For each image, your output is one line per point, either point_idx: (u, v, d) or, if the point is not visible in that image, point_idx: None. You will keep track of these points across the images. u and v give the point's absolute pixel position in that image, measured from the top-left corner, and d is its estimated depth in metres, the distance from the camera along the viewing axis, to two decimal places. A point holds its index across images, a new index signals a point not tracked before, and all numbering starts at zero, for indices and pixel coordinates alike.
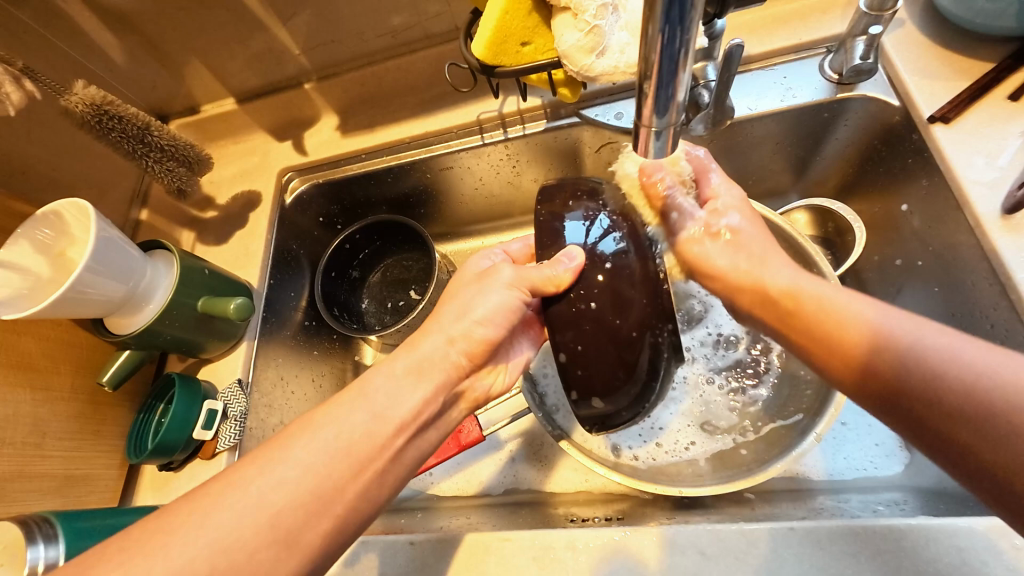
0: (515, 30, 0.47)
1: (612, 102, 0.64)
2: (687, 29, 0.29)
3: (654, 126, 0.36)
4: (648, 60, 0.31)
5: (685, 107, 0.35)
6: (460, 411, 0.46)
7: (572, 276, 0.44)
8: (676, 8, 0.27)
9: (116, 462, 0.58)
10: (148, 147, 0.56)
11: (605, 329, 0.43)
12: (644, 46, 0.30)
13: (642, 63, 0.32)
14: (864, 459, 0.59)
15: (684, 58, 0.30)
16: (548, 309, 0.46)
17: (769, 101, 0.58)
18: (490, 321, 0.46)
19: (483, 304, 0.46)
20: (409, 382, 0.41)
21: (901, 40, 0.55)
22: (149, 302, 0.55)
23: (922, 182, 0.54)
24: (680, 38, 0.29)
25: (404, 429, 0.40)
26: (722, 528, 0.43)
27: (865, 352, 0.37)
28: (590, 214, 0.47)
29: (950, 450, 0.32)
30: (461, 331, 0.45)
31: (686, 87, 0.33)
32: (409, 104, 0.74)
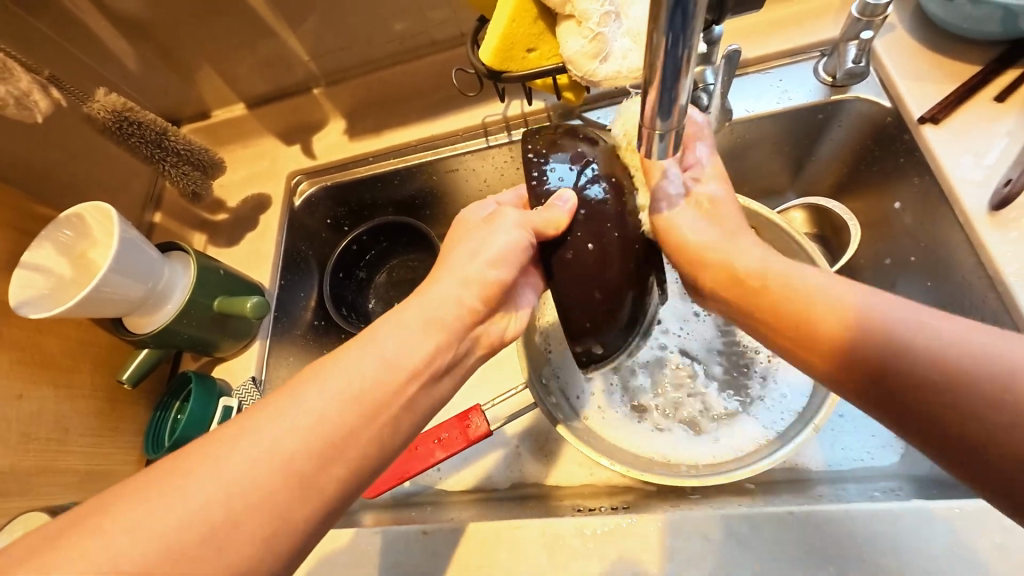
0: (521, 38, 0.49)
1: (613, 106, 0.67)
2: (689, 36, 0.31)
3: (658, 129, 0.38)
4: (653, 66, 0.33)
5: (686, 111, 0.38)
6: (477, 358, 0.45)
7: (569, 217, 0.46)
8: (681, 15, 0.29)
9: (133, 458, 0.60)
10: (165, 151, 0.58)
11: (593, 270, 0.45)
12: (649, 56, 0.33)
13: (647, 70, 0.34)
14: (861, 449, 0.61)
15: (685, 63, 0.33)
16: (547, 249, 0.47)
17: (765, 103, 0.60)
18: (497, 256, 0.45)
19: (494, 243, 0.46)
20: (430, 332, 0.41)
21: (892, 44, 0.57)
22: (167, 302, 0.56)
23: (913, 181, 0.56)
24: (683, 44, 0.31)
25: (416, 378, 0.39)
26: (725, 514, 0.45)
27: (840, 340, 0.34)
28: (578, 159, 0.48)
29: (906, 415, 0.31)
30: (469, 268, 0.45)
31: (688, 91, 0.36)
32: (415, 107, 0.76)
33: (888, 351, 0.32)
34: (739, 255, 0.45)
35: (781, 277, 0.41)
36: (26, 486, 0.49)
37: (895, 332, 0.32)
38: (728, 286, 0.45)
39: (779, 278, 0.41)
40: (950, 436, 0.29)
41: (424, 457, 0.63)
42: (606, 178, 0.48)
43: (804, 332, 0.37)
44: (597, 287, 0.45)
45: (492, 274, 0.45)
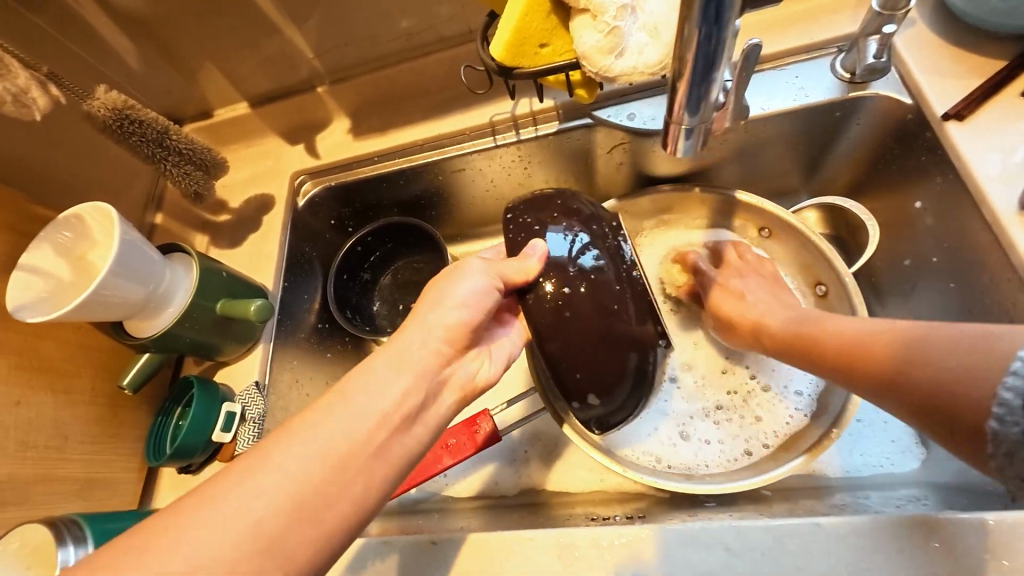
0: (534, 32, 0.47)
1: (624, 103, 0.65)
2: (723, 29, 0.29)
3: (685, 122, 0.37)
4: (683, 59, 0.32)
5: (717, 104, 0.36)
6: (448, 403, 0.42)
7: (540, 266, 0.47)
8: (714, 8, 0.28)
9: (134, 466, 0.58)
10: (167, 150, 0.57)
11: (590, 327, 0.46)
12: (679, 47, 0.32)
13: (676, 62, 0.33)
14: (880, 455, 0.59)
15: (718, 56, 0.31)
16: (523, 299, 0.47)
17: (782, 101, 0.59)
18: (463, 298, 0.44)
19: (460, 286, 0.44)
20: (399, 374, 0.39)
21: (912, 39, 0.56)
22: (169, 306, 0.55)
23: (935, 180, 0.54)
24: (715, 37, 0.30)
25: (387, 422, 0.37)
26: (747, 525, 0.43)
27: (888, 350, 0.40)
28: (571, 229, 0.49)
29: (907, 396, 0.37)
30: (435, 313, 0.43)
31: (721, 85, 0.34)
32: (421, 106, 0.74)
33: (914, 349, 0.37)
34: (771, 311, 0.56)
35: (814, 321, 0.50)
36: (24, 494, 0.47)
37: (921, 338, 0.37)
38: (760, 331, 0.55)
39: (811, 323, 0.50)
40: (948, 410, 0.34)
41: (432, 464, 0.62)
42: (599, 244, 0.49)
43: (852, 351, 0.43)
44: (593, 345, 0.47)
45: (459, 317, 0.43)
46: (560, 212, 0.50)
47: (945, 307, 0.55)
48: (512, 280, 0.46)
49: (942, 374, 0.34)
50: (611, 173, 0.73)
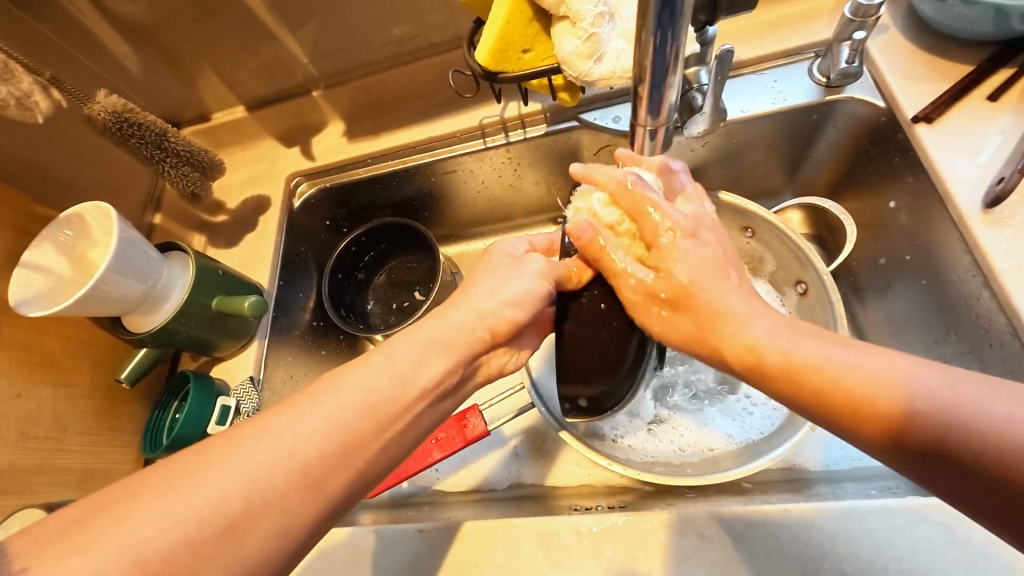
0: (517, 38, 0.49)
1: (609, 106, 0.67)
2: (677, 35, 0.31)
3: (649, 125, 0.39)
4: (642, 65, 0.34)
5: (677, 107, 0.38)
6: (473, 385, 0.44)
7: (590, 273, 0.49)
8: (666, 16, 0.30)
9: (130, 458, 0.60)
10: (165, 152, 0.59)
11: (602, 318, 0.48)
12: (638, 54, 0.33)
13: (637, 68, 0.35)
14: (858, 449, 0.61)
15: (674, 61, 0.33)
16: (564, 300, 0.49)
17: (760, 104, 0.61)
18: (515, 293, 0.45)
19: (515, 283, 0.46)
20: (439, 357, 0.40)
21: (885, 44, 0.58)
22: (166, 302, 0.57)
23: (908, 180, 0.56)
24: (670, 43, 0.32)
25: (426, 395, 0.39)
26: (721, 512, 0.45)
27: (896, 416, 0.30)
28: None
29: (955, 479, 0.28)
30: (487, 304, 0.44)
31: (677, 88, 0.36)
32: (414, 110, 0.76)
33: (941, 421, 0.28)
34: (737, 326, 0.38)
35: (781, 350, 0.36)
36: (24, 484, 0.49)
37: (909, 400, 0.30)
38: (712, 358, 0.40)
39: (779, 350, 0.36)
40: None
41: (422, 457, 0.63)
42: None
43: (843, 410, 0.32)
44: (604, 325, 0.48)
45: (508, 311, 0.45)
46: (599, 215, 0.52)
47: (918, 303, 0.57)
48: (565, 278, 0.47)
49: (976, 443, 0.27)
50: None
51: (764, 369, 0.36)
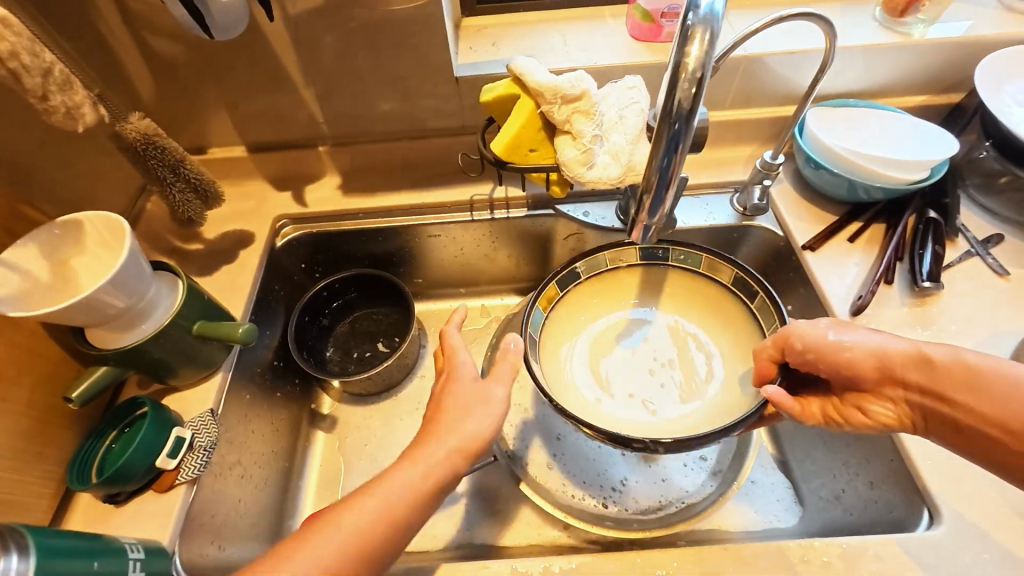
0: (527, 140, 0.62)
1: (580, 202, 0.81)
2: (676, 157, 0.44)
3: (647, 221, 0.50)
4: (650, 178, 0.46)
5: (671, 214, 0.50)
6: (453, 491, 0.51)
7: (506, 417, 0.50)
8: (672, 142, 0.43)
9: (48, 492, 0.53)
10: (178, 177, 0.61)
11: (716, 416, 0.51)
12: (648, 171, 0.46)
13: (646, 181, 0.47)
14: (770, 512, 0.71)
15: (671, 179, 0.46)
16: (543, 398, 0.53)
17: (696, 219, 0.78)
18: (486, 423, 0.49)
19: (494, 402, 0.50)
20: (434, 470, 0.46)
21: (783, 192, 0.79)
22: (145, 320, 0.55)
23: (800, 291, 0.74)
24: (670, 161, 0.44)
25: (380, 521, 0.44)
26: (675, 552, 0.51)
27: None
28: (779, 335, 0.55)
29: None
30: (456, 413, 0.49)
31: (672, 200, 0.48)
32: (410, 178, 0.85)
33: None
34: (862, 346, 0.49)
35: (953, 364, 0.45)
36: None
37: None
38: (831, 364, 0.50)
39: (950, 362, 0.45)
40: None
41: None
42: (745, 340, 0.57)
43: None
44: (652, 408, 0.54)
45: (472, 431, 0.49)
46: (771, 360, 0.53)
47: None
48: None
49: None
50: (564, 256, 0.88)
51: (939, 384, 0.45)
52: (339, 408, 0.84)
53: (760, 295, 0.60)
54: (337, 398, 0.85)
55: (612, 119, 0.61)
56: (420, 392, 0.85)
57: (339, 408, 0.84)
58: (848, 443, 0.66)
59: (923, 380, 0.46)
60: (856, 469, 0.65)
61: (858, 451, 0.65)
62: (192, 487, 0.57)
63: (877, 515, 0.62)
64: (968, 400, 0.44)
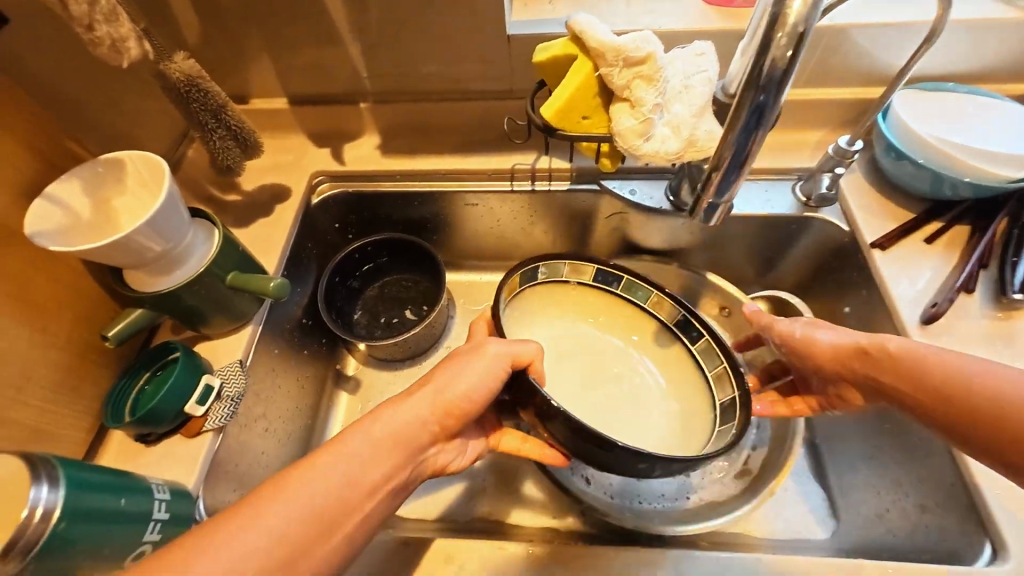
0: (579, 107, 0.57)
1: (627, 179, 0.76)
2: (756, 135, 0.42)
3: (713, 199, 0.49)
4: (722, 154, 0.45)
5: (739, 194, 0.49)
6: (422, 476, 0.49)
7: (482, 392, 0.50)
8: (754, 119, 0.41)
9: (84, 426, 0.54)
10: (219, 123, 0.60)
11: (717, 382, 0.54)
12: (722, 147, 0.45)
13: (717, 157, 0.46)
14: (801, 522, 0.68)
15: (748, 157, 0.44)
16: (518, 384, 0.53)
17: (752, 206, 0.73)
18: (470, 386, 0.50)
19: (475, 379, 0.50)
20: (388, 454, 0.45)
21: (853, 183, 0.72)
22: (180, 266, 0.55)
23: (862, 292, 0.68)
24: (750, 138, 0.42)
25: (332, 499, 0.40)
26: (701, 556, 0.49)
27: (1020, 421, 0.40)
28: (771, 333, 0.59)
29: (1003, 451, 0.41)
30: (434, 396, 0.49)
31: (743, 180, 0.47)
32: (450, 142, 0.82)
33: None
34: (827, 341, 0.53)
35: (906, 351, 0.47)
36: None
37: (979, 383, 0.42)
38: (825, 365, 0.54)
39: (904, 350, 0.47)
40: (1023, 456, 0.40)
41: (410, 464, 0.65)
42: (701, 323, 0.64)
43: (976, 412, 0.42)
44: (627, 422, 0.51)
45: (465, 396, 0.50)
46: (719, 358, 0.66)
47: None
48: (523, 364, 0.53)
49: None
50: (604, 235, 0.83)
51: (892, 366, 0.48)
52: (364, 371, 0.84)
53: (703, 338, 0.64)
54: (362, 361, 0.85)
55: (676, 87, 0.56)
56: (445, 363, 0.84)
57: (364, 371, 0.84)
58: (902, 463, 0.61)
59: (868, 370, 0.50)
60: (906, 489, 0.60)
61: (911, 471, 0.60)
62: (218, 435, 0.57)
63: (925, 542, 0.57)
64: (899, 382, 0.47)
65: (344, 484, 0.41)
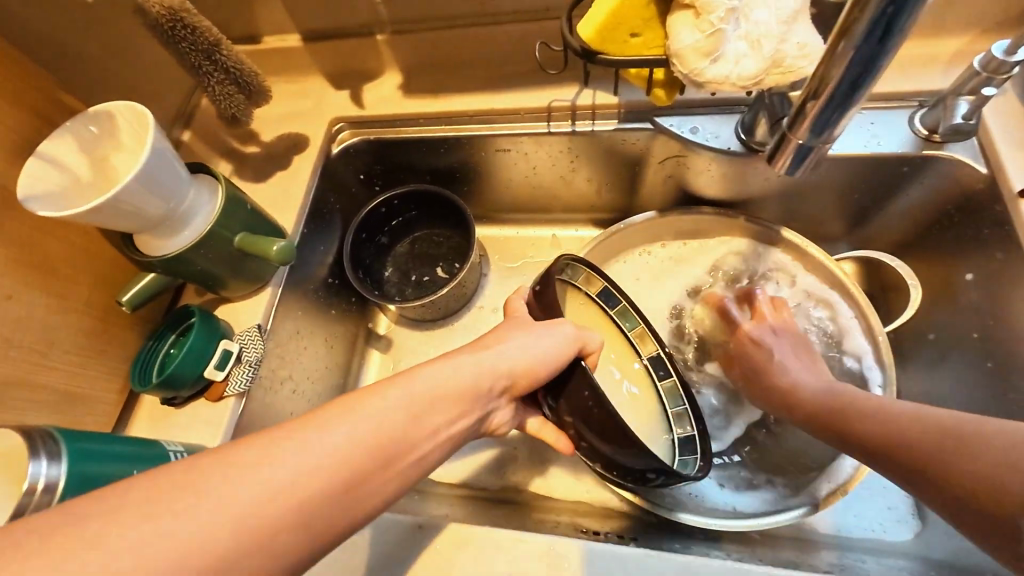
0: (627, 20, 0.45)
1: (688, 115, 0.63)
2: (881, 52, 0.32)
3: (804, 138, 0.41)
4: (825, 80, 0.36)
5: (840, 133, 0.40)
6: None
7: (560, 362, 0.45)
8: (879, 30, 0.31)
9: (117, 388, 0.55)
10: (214, 65, 0.54)
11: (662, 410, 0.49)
12: (825, 69, 0.35)
13: (816, 82, 0.36)
14: (873, 521, 0.60)
15: (863, 86, 0.35)
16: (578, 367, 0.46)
17: (852, 144, 0.57)
18: (543, 352, 0.45)
19: (545, 349, 0.45)
20: (441, 415, 0.38)
21: (999, 109, 0.56)
22: (186, 228, 0.52)
23: (996, 255, 0.53)
24: (871, 59, 0.33)
25: None
26: (752, 570, 0.42)
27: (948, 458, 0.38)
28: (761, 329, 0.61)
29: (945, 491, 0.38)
30: (473, 369, 0.41)
31: (851, 117, 0.38)
32: (478, 76, 0.72)
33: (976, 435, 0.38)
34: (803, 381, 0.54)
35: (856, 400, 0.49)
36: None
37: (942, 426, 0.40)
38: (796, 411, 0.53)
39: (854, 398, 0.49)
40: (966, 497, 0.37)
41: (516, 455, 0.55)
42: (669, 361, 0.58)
43: (931, 463, 0.39)
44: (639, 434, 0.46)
45: (533, 361, 0.44)
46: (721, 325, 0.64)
47: (974, 381, 0.56)
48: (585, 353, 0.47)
49: (965, 463, 0.37)
50: (656, 183, 0.71)
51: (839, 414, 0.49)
52: (395, 330, 0.81)
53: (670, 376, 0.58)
54: (392, 320, 0.82)
55: None
56: (477, 324, 0.79)
57: (395, 331, 0.81)
58: None
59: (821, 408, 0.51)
60: None
61: None
62: (241, 399, 0.57)
63: None
64: (855, 424, 0.47)
65: (379, 444, 0.33)
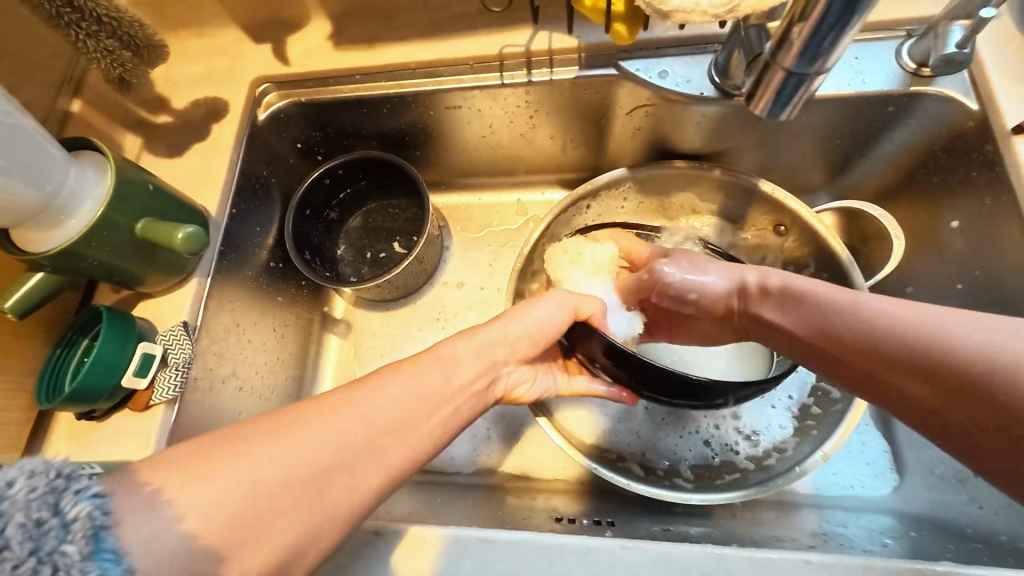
0: None
1: (656, 57, 0.56)
2: None
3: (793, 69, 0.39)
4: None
5: (834, 63, 0.38)
6: None
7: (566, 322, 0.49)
8: None
9: (22, 405, 0.48)
10: (80, 13, 0.44)
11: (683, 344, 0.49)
12: None
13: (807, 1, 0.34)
14: (852, 477, 0.58)
15: (861, 8, 0.33)
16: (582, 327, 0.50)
17: (835, 83, 0.52)
18: (548, 324, 0.48)
19: (551, 318, 0.48)
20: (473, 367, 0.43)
21: (992, 38, 0.51)
22: (71, 215, 0.44)
23: (984, 200, 0.50)
24: None
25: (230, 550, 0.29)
26: (730, 553, 0.40)
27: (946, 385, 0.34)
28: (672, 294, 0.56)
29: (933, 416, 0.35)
30: (501, 339, 0.45)
31: (845, 43, 0.36)
32: (420, 21, 0.62)
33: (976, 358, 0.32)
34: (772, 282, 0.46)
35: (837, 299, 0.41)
36: None
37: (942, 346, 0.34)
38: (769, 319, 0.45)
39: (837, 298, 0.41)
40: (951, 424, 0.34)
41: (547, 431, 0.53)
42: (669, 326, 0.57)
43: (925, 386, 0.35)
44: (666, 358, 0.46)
45: (541, 328, 0.48)
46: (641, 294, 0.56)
47: None
48: (582, 319, 0.50)
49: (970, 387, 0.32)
50: (625, 137, 0.65)
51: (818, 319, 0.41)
52: (354, 313, 0.74)
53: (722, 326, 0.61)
54: (349, 302, 0.75)
55: None
56: (440, 301, 0.73)
57: (354, 313, 0.74)
58: None
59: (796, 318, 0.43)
60: None
61: None
62: (173, 405, 0.51)
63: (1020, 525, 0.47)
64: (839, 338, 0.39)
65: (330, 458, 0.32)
